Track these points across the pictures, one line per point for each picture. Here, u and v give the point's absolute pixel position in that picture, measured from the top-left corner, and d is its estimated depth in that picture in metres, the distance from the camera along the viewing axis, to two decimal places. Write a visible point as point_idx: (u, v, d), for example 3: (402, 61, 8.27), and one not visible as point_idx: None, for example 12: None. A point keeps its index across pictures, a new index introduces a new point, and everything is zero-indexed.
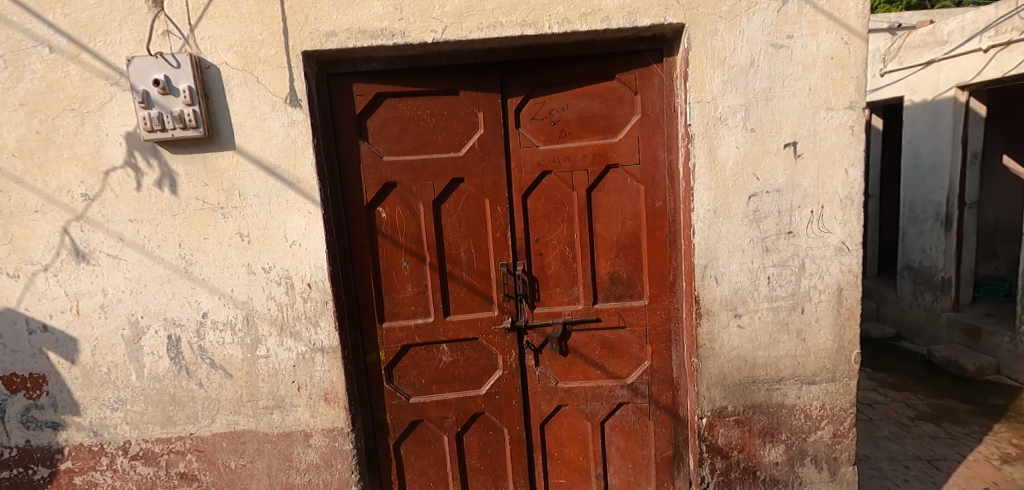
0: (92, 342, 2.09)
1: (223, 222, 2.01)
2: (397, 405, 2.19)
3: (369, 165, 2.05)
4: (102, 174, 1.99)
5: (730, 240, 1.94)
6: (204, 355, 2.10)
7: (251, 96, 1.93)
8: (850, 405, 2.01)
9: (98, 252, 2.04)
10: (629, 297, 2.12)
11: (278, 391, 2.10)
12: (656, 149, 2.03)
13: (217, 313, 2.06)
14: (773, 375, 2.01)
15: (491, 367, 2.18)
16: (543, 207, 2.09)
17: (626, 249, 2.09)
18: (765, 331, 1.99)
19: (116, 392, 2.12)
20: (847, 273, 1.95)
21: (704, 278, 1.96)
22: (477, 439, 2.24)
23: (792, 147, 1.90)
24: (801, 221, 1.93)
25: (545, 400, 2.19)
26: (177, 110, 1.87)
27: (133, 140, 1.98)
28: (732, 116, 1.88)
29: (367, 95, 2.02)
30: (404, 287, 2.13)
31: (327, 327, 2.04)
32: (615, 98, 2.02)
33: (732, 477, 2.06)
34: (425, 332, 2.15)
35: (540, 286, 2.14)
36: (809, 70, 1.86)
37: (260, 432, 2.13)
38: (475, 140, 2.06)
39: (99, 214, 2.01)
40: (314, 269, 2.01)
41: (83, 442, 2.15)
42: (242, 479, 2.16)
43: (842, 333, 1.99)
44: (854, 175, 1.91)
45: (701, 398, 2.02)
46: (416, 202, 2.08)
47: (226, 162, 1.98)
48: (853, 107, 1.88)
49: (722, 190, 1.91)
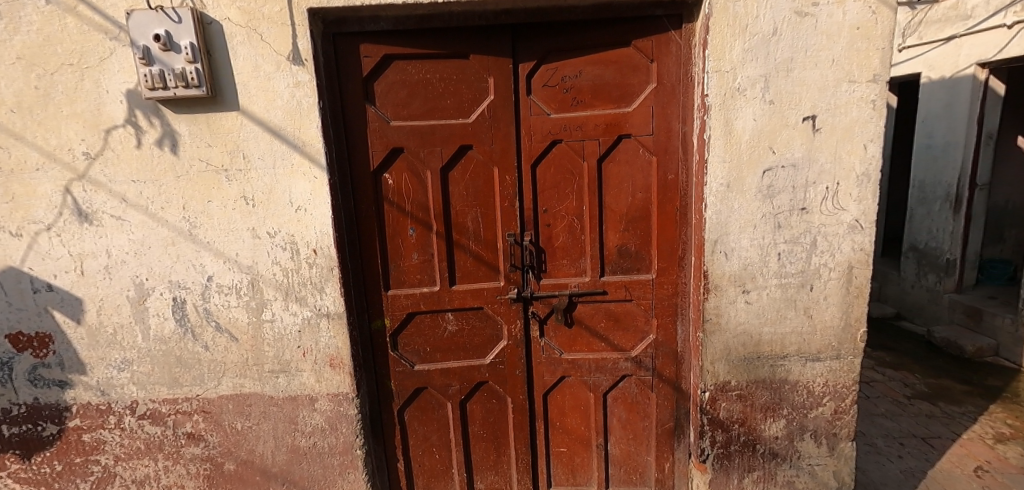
0: (98, 302, 2.09)
1: (227, 185, 1.98)
2: (401, 372, 2.21)
3: (376, 129, 2.00)
4: (103, 132, 1.95)
5: (741, 215, 1.91)
6: (209, 318, 2.10)
7: (254, 54, 1.87)
8: (853, 382, 2.02)
9: (100, 212, 2.01)
10: (636, 270, 2.10)
11: (284, 355, 2.11)
12: (670, 120, 1.97)
13: (222, 277, 2.05)
14: (778, 352, 2.01)
15: (495, 336, 2.19)
16: (552, 178, 2.05)
17: (635, 223, 2.06)
18: (773, 308, 1.98)
19: (123, 352, 2.13)
20: (859, 251, 1.92)
21: (714, 253, 1.94)
22: (480, 407, 2.26)
23: (810, 121, 1.84)
24: (816, 198, 1.90)
25: (548, 370, 2.21)
26: (179, 68, 1.81)
27: (134, 98, 1.93)
28: (751, 88, 1.82)
29: (374, 56, 1.95)
30: (409, 255, 2.12)
31: (333, 293, 2.04)
32: (630, 65, 1.96)
33: (731, 449, 2.08)
34: (430, 300, 2.14)
35: (547, 257, 2.12)
36: (833, 40, 1.79)
37: (265, 395, 2.15)
38: (485, 106, 2.00)
39: (102, 174, 1.98)
40: (319, 235, 1.98)
41: (90, 401, 2.18)
42: (248, 441, 2.19)
43: (850, 311, 1.98)
44: (872, 150, 1.86)
45: (705, 372, 2.03)
46: (423, 169, 2.05)
47: (230, 123, 1.93)
48: (877, 80, 1.81)
49: (737, 162, 1.87)
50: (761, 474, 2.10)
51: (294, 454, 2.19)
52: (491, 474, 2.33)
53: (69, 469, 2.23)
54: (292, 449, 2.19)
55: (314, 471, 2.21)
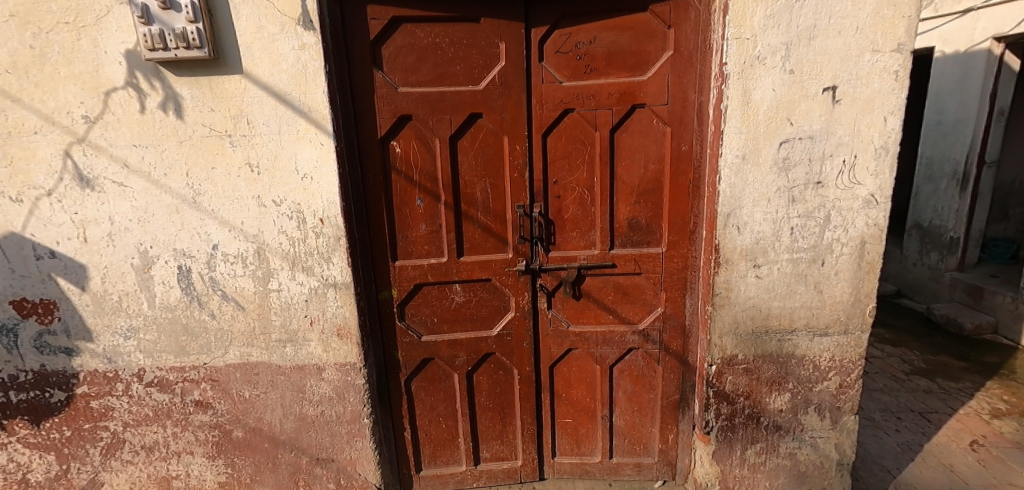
0: (102, 269, 2.07)
1: (232, 151, 1.93)
2: (409, 343, 2.21)
3: (383, 96, 1.95)
4: (102, 94, 1.89)
5: (756, 188, 1.88)
6: (215, 286, 2.08)
7: (258, 15, 1.80)
8: (859, 357, 2.03)
9: (102, 178, 1.97)
10: (646, 244, 2.08)
11: (291, 324, 2.11)
12: (686, 90, 1.92)
13: (228, 246, 2.03)
14: (787, 326, 2.01)
15: (503, 308, 2.18)
16: (563, 148, 2.01)
17: (647, 195, 2.03)
18: (783, 282, 1.97)
19: (129, 320, 2.13)
20: (873, 226, 1.90)
21: (727, 227, 1.92)
22: (487, 379, 2.27)
23: (830, 92, 1.79)
24: (832, 172, 1.86)
25: (555, 343, 2.21)
26: (180, 28, 1.75)
27: (134, 60, 1.86)
28: (771, 56, 1.77)
29: (382, 18, 1.88)
30: (417, 226, 2.09)
31: (340, 263, 2.02)
32: (646, 32, 1.90)
33: (736, 422, 2.11)
34: (438, 271, 2.13)
35: (556, 229, 2.10)
36: (859, 7, 1.73)
37: (273, 365, 2.16)
38: (496, 73, 1.95)
39: (102, 138, 1.93)
40: (326, 204, 1.95)
41: (97, 369, 2.18)
42: (256, 408, 2.21)
43: (860, 287, 1.97)
44: (893, 123, 1.81)
45: (713, 346, 2.03)
46: (432, 138, 2.00)
47: (233, 87, 1.87)
48: (901, 49, 1.75)
49: (754, 134, 1.83)
50: (764, 446, 2.13)
51: (302, 423, 2.21)
52: (497, 443, 2.36)
53: (78, 434, 2.24)
54: (300, 417, 2.21)
55: (322, 439, 2.23)
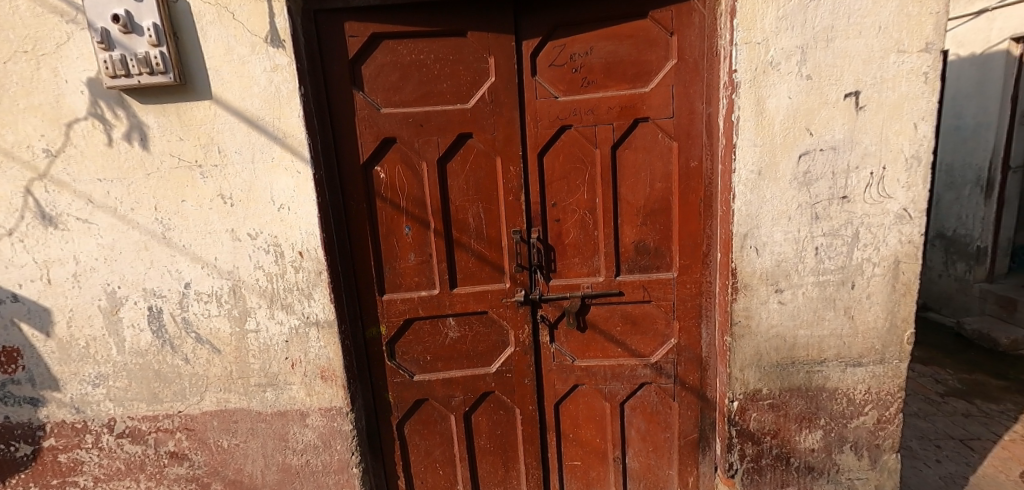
0: (67, 313, 1.92)
1: (203, 183, 1.79)
2: (400, 384, 2.03)
3: (365, 118, 1.81)
4: (64, 126, 1.76)
5: (775, 205, 1.71)
6: (188, 328, 1.92)
7: (226, 35, 1.67)
8: (898, 389, 1.81)
9: (65, 215, 1.83)
10: (655, 269, 1.90)
11: (270, 368, 1.94)
12: (692, 100, 1.77)
13: (201, 284, 1.87)
14: (815, 357, 1.81)
15: (501, 343, 2.00)
16: (561, 167, 1.85)
17: (654, 216, 1.87)
18: (809, 308, 1.78)
19: (97, 367, 1.97)
20: (906, 243, 1.71)
21: (744, 249, 1.74)
22: (486, 420, 2.08)
23: (853, 97, 1.62)
24: (858, 185, 1.68)
25: (559, 379, 2.02)
26: (142, 52, 1.62)
27: (96, 88, 1.74)
28: (786, 61, 1.61)
29: (361, 35, 1.75)
30: (406, 256, 1.93)
31: (322, 299, 1.85)
32: (647, 40, 1.75)
33: (763, 463, 1.90)
34: (430, 305, 1.96)
35: (556, 255, 1.93)
36: (880, 4, 1.57)
37: (252, 411, 1.98)
38: (486, 89, 1.80)
39: (65, 173, 1.80)
40: (305, 236, 1.80)
41: (65, 419, 2.02)
42: (235, 459, 2.02)
43: (896, 311, 1.76)
44: (924, 130, 1.63)
45: (734, 380, 1.84)
46: (418, 161, 1.85)
47: (202, 114, 1.74)
48: (930, 49, 1.58)
49: (770, 146, 1.67)
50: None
51: (286, 474, 2.03)
52: None
53: None
54: (283, 468, 2.02)
55: None
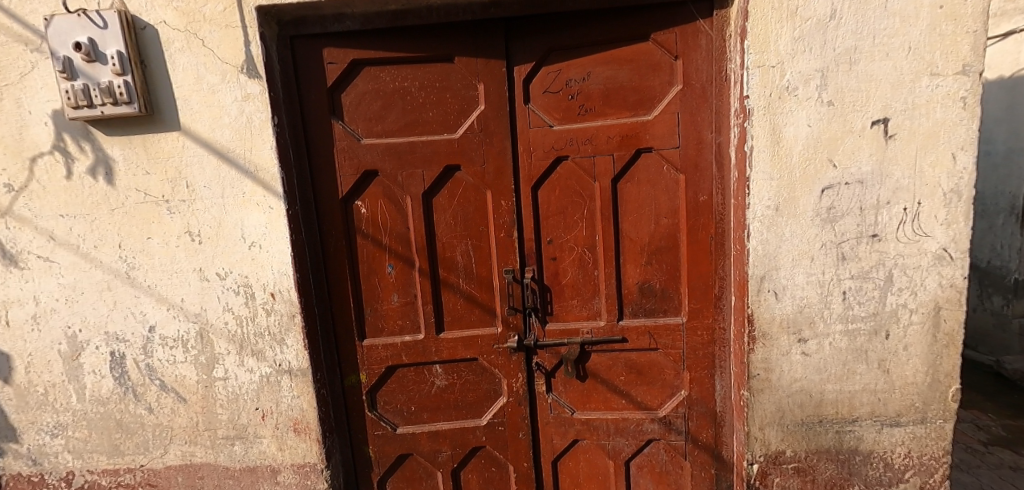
0: (26, 358, 1.78)
1: (169, 219, 1.66)
2: (381, 437, 1.85)
3: (345, 149, 1.68)
4: (27, 160, 1.65)
5: (795, 244, 1.52)
6: (152, 375, 1.77)
7: (196, 63, 1.56)
8: (943, 453, 1.59)
9: (26, 253, 1.71)
10: (662, 312, 1.72)
11: (239, 419, 1.77)
12: (700, 129, 1.61)
13: (166, 327, 1.73)
14: (846, 415, 1.60)
15: (492, 392, 1.82)
16: (557, 202, 1.70)
17: (660, 254, 1.69)
18: (838, 361, 1.58)
19: (55, 416, 1.82)
20: (947, 287, 1.51)
21: (761, 293, 1.55)
22: (477, 477, 1.88)
23: (882, 125, 1.45)
24: (890, 222, 1.50)
25: (557, 433, 1.83)
26: (105, 81, 1.52)
27: (60, 119, 1.63)
28: (804, 86, 1.45)
29: (341, 62, 1.63)
30: (388, 297, 1.77)
31: (295, 346, 1.69)
32: (649, 64, 1.61)
33: None
34: (414, 351, 1.79)
35: (552, 297, 1.76)
36: (910, 23, 1.41)
37: (219, 466, 1.80)
38: (475, 118, 1.67)
39: (26, 209, 1.68)
40: (277, 277, 1.65)
41: (21, 472, 1.86)
42: None
43: (938, 364, 1.55)
44: (964, 161, 1.45)
45: (753, 440, 1.63)
46: (402, 195, 1.71)
47: (170, 146, 1.62)
48: (968, 71, 1.41)
49: (788, 179, 1.49)
50: None
51: None
52: None
53: None
54: None
55: None
